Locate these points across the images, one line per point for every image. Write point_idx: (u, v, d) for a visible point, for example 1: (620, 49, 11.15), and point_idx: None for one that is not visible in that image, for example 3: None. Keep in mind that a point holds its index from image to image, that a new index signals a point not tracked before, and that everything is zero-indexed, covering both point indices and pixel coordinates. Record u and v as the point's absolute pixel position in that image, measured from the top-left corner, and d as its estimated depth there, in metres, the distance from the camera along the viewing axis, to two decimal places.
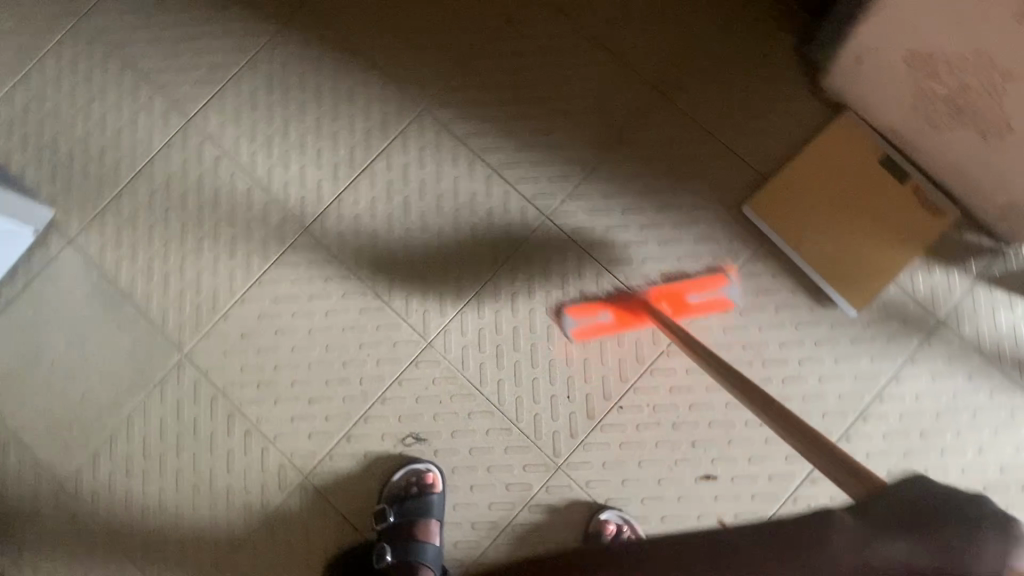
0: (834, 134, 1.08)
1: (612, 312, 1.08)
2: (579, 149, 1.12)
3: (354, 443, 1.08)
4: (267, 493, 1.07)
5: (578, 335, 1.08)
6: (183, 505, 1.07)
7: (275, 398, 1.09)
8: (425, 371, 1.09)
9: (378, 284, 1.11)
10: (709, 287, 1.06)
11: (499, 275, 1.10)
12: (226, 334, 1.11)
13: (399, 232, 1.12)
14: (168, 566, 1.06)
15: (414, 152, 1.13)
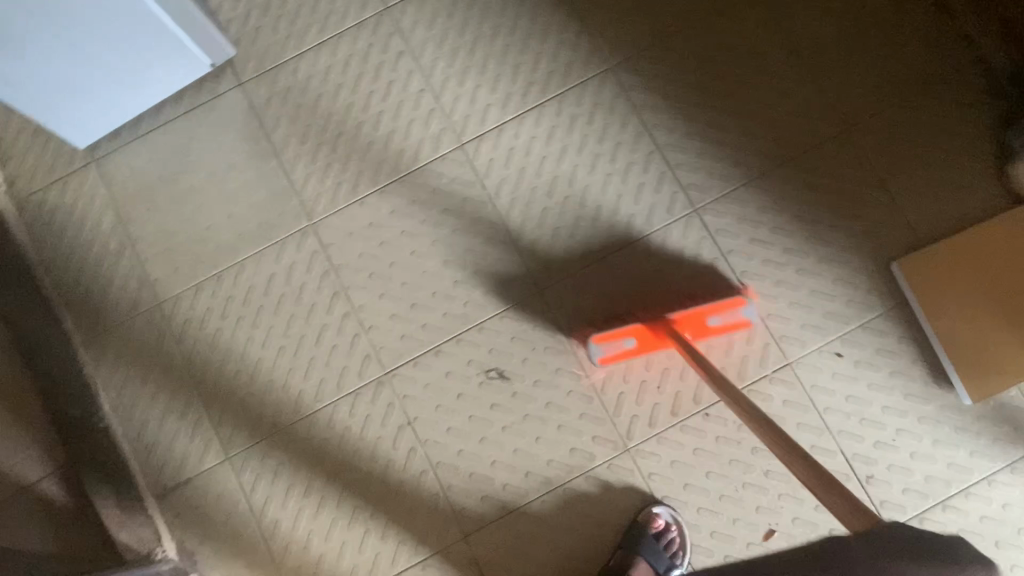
0: (1008, 223, 1.05)
1: (636, 338, 1.03)
2: (747, 156, 1.11)
3: (440, 359, 1.09)
4: (345, 377, 1.09)
5: (602, 361, 1.04)
6: (265, 362, 1.10)
7: (381, 292, 1.11)
8: (528, 316, 1.09)
9: (512, 219, 1.11)
10: (730, 312, 1.03)
11: (630, 248, 1.09)
12: (354, 217, 1.12)
13: (547, 177, 1.12)
14: (234, 411, 1.09)
15: (588, 107, 1.13)
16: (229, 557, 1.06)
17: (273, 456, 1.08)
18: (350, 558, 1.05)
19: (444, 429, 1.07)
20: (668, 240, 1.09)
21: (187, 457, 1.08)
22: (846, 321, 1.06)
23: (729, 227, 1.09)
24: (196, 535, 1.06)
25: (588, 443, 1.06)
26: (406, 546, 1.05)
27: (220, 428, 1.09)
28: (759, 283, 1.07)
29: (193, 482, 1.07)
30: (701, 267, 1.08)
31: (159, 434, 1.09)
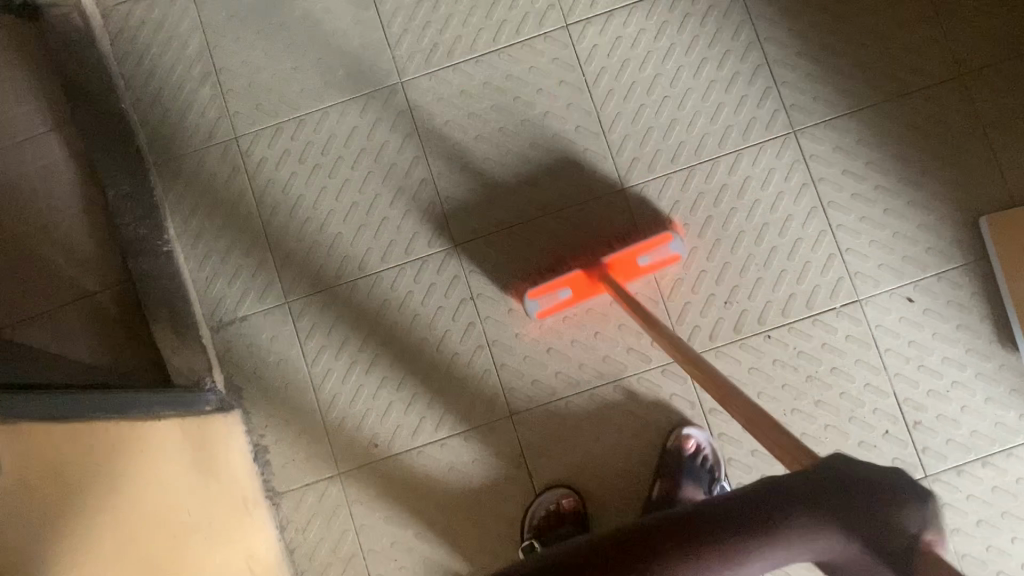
0: None
1: (569, 289, 1.02)
2: (856, 85, 1.08)
3: (512, 240, 1.08)
4: (414, 242, 1.08)
5: (539, 314, 1.04)
6: (335, 214, 1.09)
7: (462, 163, 1.09)
8: (607, 211, 1.07)
9: (606, 112, 1.08)
10: (657, 246, 1.02)
11: (721, 160, 1.08)
12: (446, 81, 1.10)
13: (649, 74, 1.09)
14: (299, 256, 1.08)
15: (702, 10, 1.10)
16: (276, 398, 1.07)
17: (331, 308, 1.08)
18: (395, 419, 1.06)
19: (505, 309, 1.07)
20: (761, 158, 1.07)
21: (247, 295, 1.08)
22: (925, 267, 1.05)
23: (823, 154, 1.07)
24: (246, 372, 1.07)
25: (646, 345, 1.06)
26: (451, 415, 1.06)
27: (282, 272, 1.08)
28: (843, 216, 1.06)
29: (249, 320, 1.08)
30: (791, 190, 1.07)
31: (222, 268, 1.08)
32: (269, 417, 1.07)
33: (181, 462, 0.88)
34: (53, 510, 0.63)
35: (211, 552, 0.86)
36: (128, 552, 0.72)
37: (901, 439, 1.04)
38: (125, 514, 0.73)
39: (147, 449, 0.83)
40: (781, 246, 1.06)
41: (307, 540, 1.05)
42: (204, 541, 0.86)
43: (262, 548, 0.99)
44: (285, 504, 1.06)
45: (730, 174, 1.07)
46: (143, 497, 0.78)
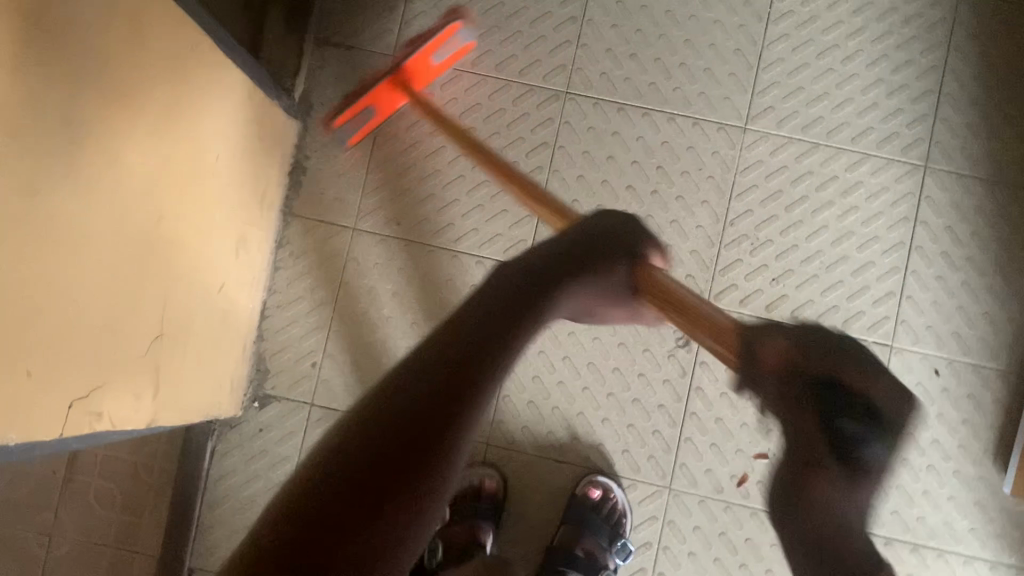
0: None
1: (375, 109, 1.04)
2: (1007, 157, 1.04)
3: (618, 116, 1.07)
4: (532, 68, 1.08)
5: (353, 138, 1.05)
6: (480, 4, 1.09)
7: (615, 23, 1.08)
8: (718, 140, 1.06)
9: (769, 52, 1.06)
10: (448, 43, 1.02)
11: (846, 154, 1.05)
12: None
13: (828, 41, 1.06)
14: (428, 23, 1.09)
15: (909, 11, 1.06)
16: (338, 132, 1.08)
17: (428, 82, 1.08)
18: (427, 210, 1.07)
19: (576, 172, 1.06)
20: (881, 172, 1.05)
21: (363, 31, 1.09)
22: (966, 352, 1.03)
23: (938, 201, 1.04)
24: (324, 95, 1.08)
25: (680, 275, 1.05)
26: (476, 235, 1.07)
27: (405, 28, 1.09)
28: (922, 266, 1.04)
29: (353, 52, 1.09)
30: (891, 216, 1.05)
31: None
32: (322, 145, 1.08)
33: (232, 110, 0.88)
34: (119, 34, 0.64)
35: (216, 204, 0.87)
36: (157, 133, 0.72)
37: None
38: (173, 105, 0.74)
39: (214, 76, 0.83)
40: (852, 259, 1.04)
41: (294, 267, 1.07)
42: (216, 189, 0.87)
43: (256, 243, 1.01)
44: (293, 225, 1.08)
45: (845, 171, 1.05)
46: (190, 107, 0.79)
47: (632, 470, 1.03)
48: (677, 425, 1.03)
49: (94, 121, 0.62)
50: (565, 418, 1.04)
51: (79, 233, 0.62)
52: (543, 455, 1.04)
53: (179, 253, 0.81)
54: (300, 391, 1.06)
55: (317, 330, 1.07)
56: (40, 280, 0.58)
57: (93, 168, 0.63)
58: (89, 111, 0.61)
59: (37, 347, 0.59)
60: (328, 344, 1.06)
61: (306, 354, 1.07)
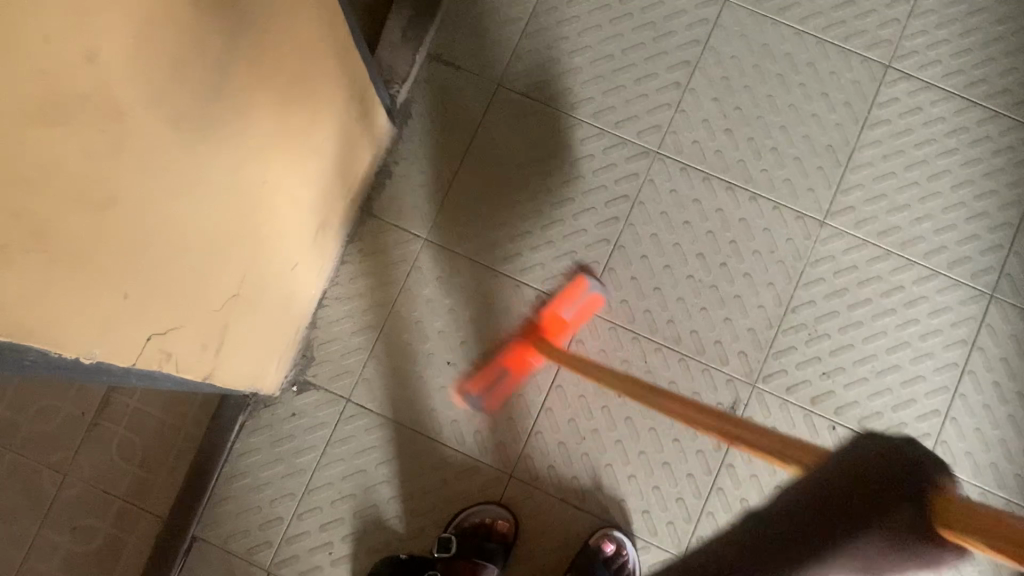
0: None
1: None
2: None
3: (701, 185, 1.09)
4: (628, 123, 1.11)
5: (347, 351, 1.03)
6: (590, 52, 1.12)
7: (716, 96, 1.11)
8: (794, 228, 1.07)
9: (859, 153, 1.09)
10: (578, 295, 1.07)
11: (916, 266, 1.07)
12: (759, 28, 1.12)
13: (917, 155, 1.09)
14: (538, 59, 1.12)
15: (1002, 143, 1.09)
16: (431, 145, 1.11)
17: (526, 115, 1.11)
18: (499, 235, 1.09)
19: (650, 230, 1.08)
20: (947, 292, 1.06)
21: (475, 55, 1.13)
22: (1001, 485, 1.02)
23: (999, 332, 1.05)
24: (426, 107, 1.12)
25: (732, 350, 1.05)
26: (542, 271, 1.08)
27: (514, 60, 1.12)
28: (971, 391, 1.04)
29: (461, 73, 1.13)
30: (949, 335, 1.05)
31: (474, 20, 1.14)
32: (413, 153, 1.11)
33: (346, 101, 0.91)
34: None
35: (312, 184, 0.90)
36: (286, 101, 0.75)
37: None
38: (302, 83, 0.77)
39: (340, 69, 0.87)
40: (905, 369, 1.05)
41: (360, 262, 1.09)
42: (316, 169, 0.89)
43: (334, 233, 1.03)
44: (368, 223, 1.10)
45: (912, 283, 1.06)
46: (315, 86, 0.81)
47: (648, 532, 1.03)
48: (701, 496, 1.03)
49: (240, 66, 0.64)
50: (593, 466, 1.04)
51: (202, 170, 0.64)
52: (565, 498, 1.04)
53: (270, 224, 0.82)
54: (340, 384, 1.07)
55: (368, 328, 1.08)
56: (161, 208, 0.60)
57: (228, 115, 0.65)
58: (237, 58, 0.64)
59: (137, 270, 0.60)
60: (376, 343, 1.08)
61: (352, 350, 1.08)
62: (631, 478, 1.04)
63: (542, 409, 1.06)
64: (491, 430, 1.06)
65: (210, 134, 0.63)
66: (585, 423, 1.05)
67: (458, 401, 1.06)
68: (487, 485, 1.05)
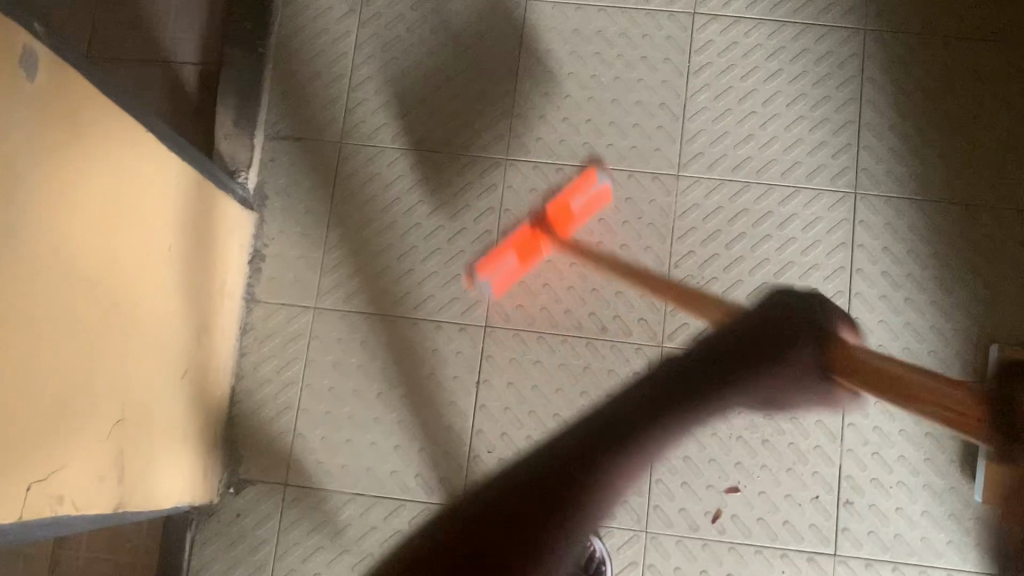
0: None
1: (516, 258, 1.09)
2: (931, 176, 1.09)
3: (558, 176, 1.12)
4: (472, 140, 1.14)
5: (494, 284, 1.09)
6: (417, 86, 1.15)
7: (546, 90, 1.14)
8: (654, 189, 1.11)
9: (693, 101, 1.12)
10: (587, 186, 1.10)
11: (777, 189, 1.10)
12: (566, 15, 1.15)
13: (746, 86, 1.12)
14: (371, 107, 1.15)
15: (820, 51, 1.13)
16: (293, 219, 1.13)
17: (375, 162, 1.14)
18: (383, 283, 1.11)
19: (523, 233, 1.11)
20: (814, 203, 1.09)
21: (310, 122, 1.15)
22: (919, 366, 1.05)
23: (873, 225, 1.08)
24: (278, 184, 1.14)
25: (633, 320, 1.08)
26: (434, 303, 1.10)
27: (348, 115, 1.15)
28: (865, 288, 1.07)
29: (302, 143, 1.15)
30: (828, 242, 1.08)
31: (299, 89, 1.16)
32: (279, 232, 1.13)
33: (182, 204, 0.93)
34: (64, 143, 0.69)
35: (170, 294, 0.92)
36: (109, 230, 0.77)
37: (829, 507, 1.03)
38: (126, 208, 0.80)
39: (163, 181, 0.88)
40: (797, 287, 1.08)
41: (260, 350, 1.11)
42: (168, 280, 0.91)
43: (217, 330, 1.05)
44: (257, 310, 1.12)
45: (779, 205, 1.09)
46: (139, 201, 0.83)
47: (607, 517, 1.04)
48: (645, 467, 1.05)
49: (41, 211, 0.66)
50: (537, 471, 1.06)
51: (32, 320, 0.66)
52: (519, 511, 1.05)
53: (134, 342, 0.84)
54: (276, 471, 1.08)
55: (286, 409, 1.09)
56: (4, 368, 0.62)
57: (49, 269, 0.67)
58: (37, 207, 0.66)
59: None
60: (298, 422, 1.09)
61: (277, 436, 1.09)
62: (576, 472, 1.05)
63: (473, 434, 1.07)
64: (432, 469, 1.07)
65: (23, 283, 0.64)
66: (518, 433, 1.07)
67: (392, 452, 1.07)
68: (443, 523, 1.05)
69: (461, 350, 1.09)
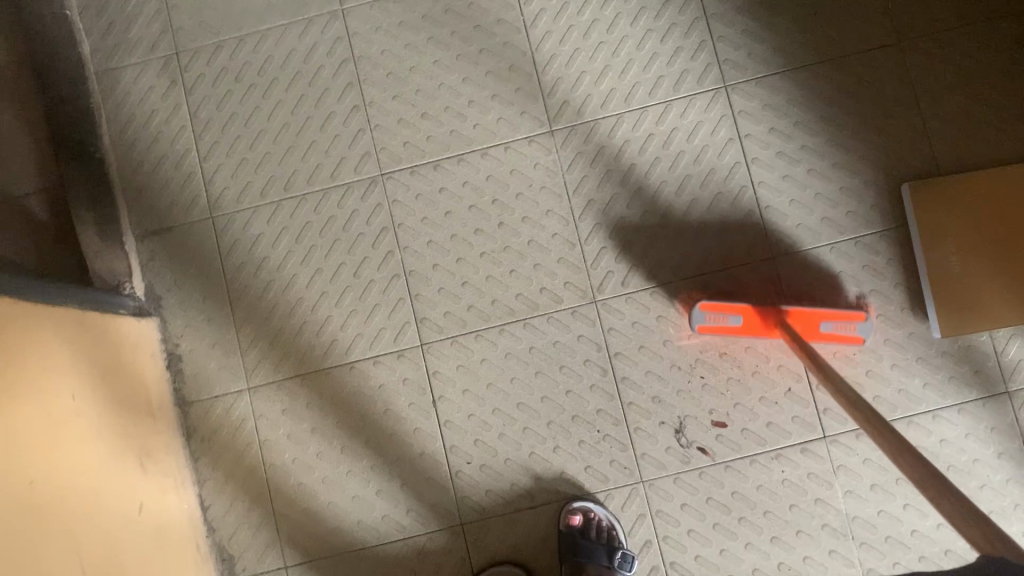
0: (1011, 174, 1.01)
1: (742, 318, 1.01)
2: (792, 44, 1.08)
3: (438, 173, 1.09)
4: (341, 168, 1.10)
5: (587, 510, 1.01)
6: (267, 133, 1.10)
7: (395, 93, 1.10)
8: (534, 152, 1.08)
9: (541, 52, 1.09)
10: (846, 321, 1.00)
11: (650, 109, 1.08)
12: (386, 13, 1.11)
13: (586, 19, 1.09)
14: (228, 171, 1.10)
15: None
16: (196, 308, 1.09)
17: (255, 224, 1.10)
18: (307, 339, 1.08)
19: (424, 240, 1.08)
20: (689, 111, 1.07)
21: (175, 208, 1.11)
22: (842, 231, 1.05)
23: (752, 111, 1.07)
24: (167, 281, 1.10)
25: (559, 286, 1.07)
26: (363, 340, 1.08)
27: (210, 188, 1.10)
28: (767, 175, 1.06)
29: (175, 231, 1.10)
30: (716, 144, 1.07)
31: (152, 179, 1.11)
32: (186, 327, 1.09)
33: (72, 342, 0.89)
34: None
35: (94, 438, 0.89)
36: (9, 404, 0.74)
37: (832, 418, 1.03)
38: (18, 389, 0.76)
39: (47, 338, 0.84)
40: (701, 198, 1.06)
41: (210, 450, 1.08)
42: (86, 426, 0.88)
43: (160, 450, 1.02)
44: (193, 412, 1.08)
45: (657, 124, 1.08)
46: (26, 361, 0.79)
47: (603, 483, 1.04)
48: (620, 422, 1.04)
49: None
50: (520, 464, 1.05)
51: None
52: (516, 507, 1.04)
53: (70, 500, 0.81)
54: (271, 559, 1.06)
55: (259, 496, 1.07)
56: None
57: None
58: None
59: None
60: (275, 503, 1.06)
61: (259, 524, 1.06)
62: (557, 450, 1.04)
63: (447, 451, 1.05)
64: (421, 500, 1.05)
65: None
66: (489, 434, 1.05)
67: (376, 498, 1.06)
68: (450, 548, 1.04)
69: (407, 376, 1.07)
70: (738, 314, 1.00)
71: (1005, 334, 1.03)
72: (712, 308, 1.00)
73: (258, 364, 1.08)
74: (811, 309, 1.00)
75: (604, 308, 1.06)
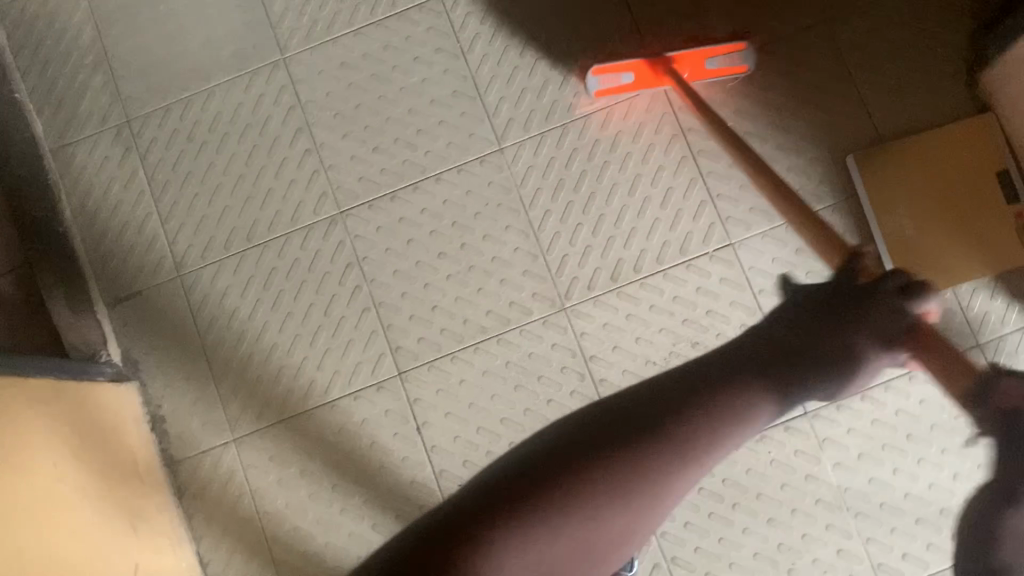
0: (948, 133, 1.05)
1: (634, 74, 1.07)
2: (723, 35, 1.10)
3: (395, 204, 1.11)
4: (300, 211, 1.11)
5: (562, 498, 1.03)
6: (224, 187, 1.12)
7: (344, 132, 1.12)
8: (486, 172, 1.10)
9: (481, 75, 1.12)
10: (724, 52, 1.06)
11: (593, 116, 1.10)
12: (326, 56, 1.13)
13: (521, 37, 1.12)
14: (190, 229, 1.12)
15: None
16: (173, 367, 1.10)
17: (222, 276, 1.11)
18: (286, 383, 1.09)
19: (389, 271, 1.10)
20: (631, 112, 1.10)
21: (142, 271, 1.12)
22: None
23: (693, 105, 1.09)
24: (142, 344, 1.11)
25: (527, 298, 1.08)
26: (341, 377, 1.08)
27: (174, 248, 1.12)
28: (715, 164, 1.08)
29: (145, 294, 1.12)
30: (661, 141, 1.09)
31: (116, 246, 1.13)
32: (165, 387, 1.10)
33: (52, 413, 0.90)
34: None
35: (81, 506, 0.89)
36: None
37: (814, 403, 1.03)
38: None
39: (26, 410, 0.85)
40: (655, 194, 1.08)
41: (202, 506, 1.08)
42: (72, 494, 0.89)
43: (152, 512, 1.02)
44: (182, 470, 1.09)
45: (602, 129, 1.10)
46: (7, 433, 0.80)
47: None
48: None
49: None
50: None
51: None
52: None
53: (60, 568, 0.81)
54: None
55: (256, 546, 1.07)
56: None
57: None
58: None
59: None
60: (273, 550, 1.06)
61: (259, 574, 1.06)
62: None
63: (437, 476, 1.06)
64: None
65: None
66: (477, 453, 1.06)
67: (372, 532, 1.06)
68: None
69: (389, 406, 1.08)
70: (628, 71, 1.07)
71: (968, 288, 1.04)
72: (602, 70, 1.07)
73: (241, 414, 1.09)
74: (693, 49, 1.06)
75: (574, 314, 1.07)
